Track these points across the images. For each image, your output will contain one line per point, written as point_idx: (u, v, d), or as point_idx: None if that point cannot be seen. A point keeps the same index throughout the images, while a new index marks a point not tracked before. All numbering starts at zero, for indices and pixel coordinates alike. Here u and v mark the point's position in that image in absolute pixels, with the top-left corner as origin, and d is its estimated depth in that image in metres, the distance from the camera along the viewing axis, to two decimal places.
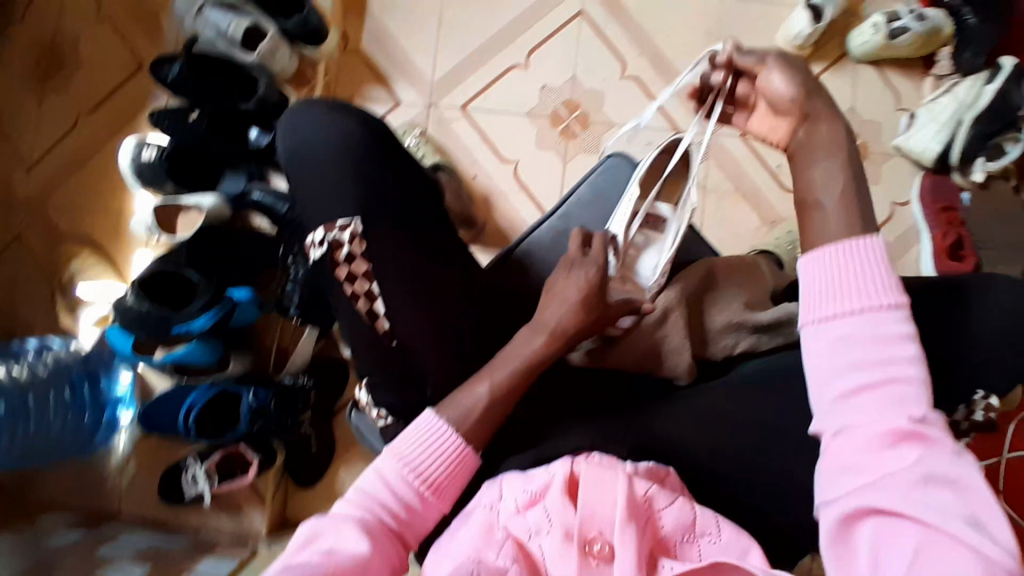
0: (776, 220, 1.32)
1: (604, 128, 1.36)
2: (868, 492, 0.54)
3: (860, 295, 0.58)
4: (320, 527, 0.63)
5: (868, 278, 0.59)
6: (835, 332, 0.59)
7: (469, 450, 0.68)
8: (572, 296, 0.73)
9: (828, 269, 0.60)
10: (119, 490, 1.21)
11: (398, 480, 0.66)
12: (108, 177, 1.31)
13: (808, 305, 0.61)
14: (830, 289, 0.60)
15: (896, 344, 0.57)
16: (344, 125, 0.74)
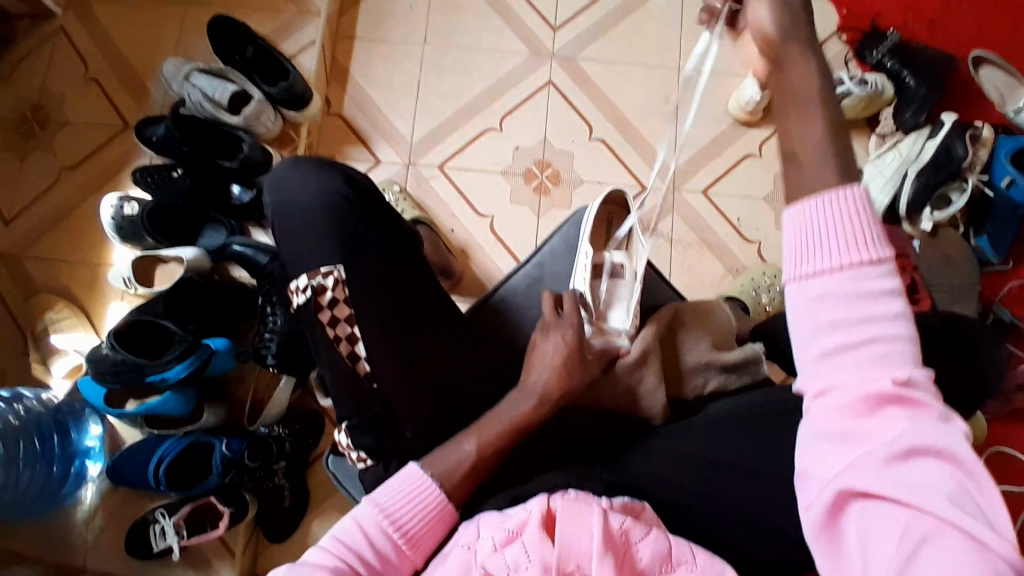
0: (741, 269, 1.39)
1: (574, 185, 1.44)
2: (853, 471, 0.48)
3: (846, 246, 0.51)
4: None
5: (855, 233, 0.52)
6: (821, 291, 0.52)
7: (450, 504, 0.70)
8: (552, 358, 0.78)
9: (812, 220, 0.53)
10: (86, 544, 1.15)
11: (376, 527, 0.66)
12: (89, 231, 1.34)
13: (788, 260, 0.54)
14: (810, 244, 0.53)
15: (881, 299, 0.51)
16: (327, 182, 0.79)
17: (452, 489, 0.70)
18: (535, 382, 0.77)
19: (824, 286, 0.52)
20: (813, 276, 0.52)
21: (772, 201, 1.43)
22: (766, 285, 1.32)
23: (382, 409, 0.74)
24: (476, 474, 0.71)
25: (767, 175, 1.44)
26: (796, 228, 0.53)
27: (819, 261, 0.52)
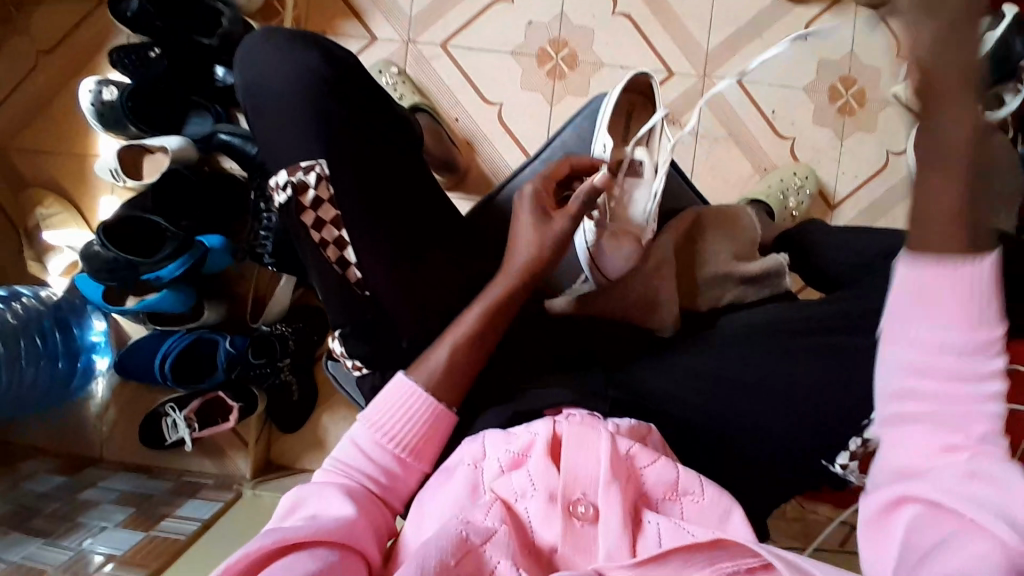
0: (770, 168, 1.28)
1: (592, 71, 1.30)
2: (916, 482, 0.45)
3: (960, 318, 0.43)
4: (302, 496, 0.60)
5: (972, 309, 0.43)
6: (913, 357, 0.44)
7: (441, 407, 0.66)
8: (528, 228, 0.72)
9: (923, 283, 0.43)
10: (101, 436, 1.24)
11: (372, 442, 0.64)
12: (69, 119, 1.25)
13: (899, 296, 0.45)
14: (923, 302, 0.44)
15: (980, 369, 0.44)
16: (305, 62, 0.69)
17: (437, 391, 0.66)
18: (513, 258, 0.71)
19: (921, 352, 0.44)
20: (910, 339, 0.44)
21: (813, 91, 1.28)
22: (795, 188, 1.23)
23: (375, 317, 0.69)
24: (460, 375, 0.67)
25: (810, 59, 1.28)
26: (908, 286, 0.44)
27: (928, 323, 0.44)
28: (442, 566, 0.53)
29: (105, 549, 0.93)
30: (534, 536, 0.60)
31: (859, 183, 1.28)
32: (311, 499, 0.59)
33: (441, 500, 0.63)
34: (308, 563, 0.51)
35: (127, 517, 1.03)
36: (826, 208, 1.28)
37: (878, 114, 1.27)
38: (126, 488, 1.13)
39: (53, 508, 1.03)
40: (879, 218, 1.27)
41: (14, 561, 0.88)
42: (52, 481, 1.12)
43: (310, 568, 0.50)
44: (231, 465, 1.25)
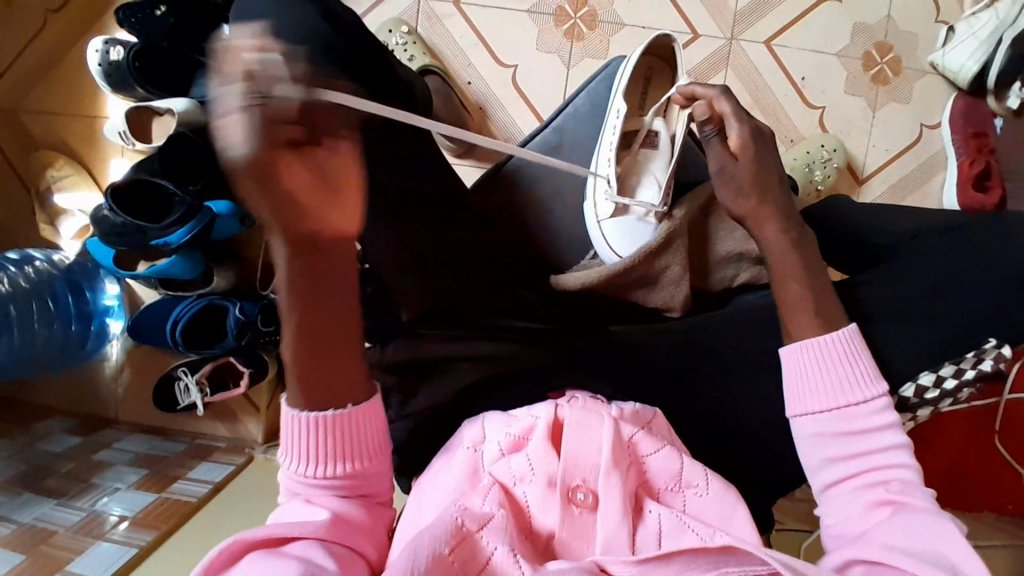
0: (796, 139, 1.22)
1: (613, 31, 1.24)
2: (857, 545, 0.55)
3: (837, 390, 0.62)
4: (277, 517, 0.58)
5: (845, 373, 0.62)
6: (810, 433, 0.62)
7: (331, 416, 0.57)
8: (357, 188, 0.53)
9: (806, 360, 0.63)
10: (117, 396, 1.27)
11: (299, 464, 0.58)
12: (79, 80, 1.23)
13: (797, 398, 0.63)
14: (802, 385, 0.63)
15: (871, 422, 0.61)
16: (300, 17, 0.66)
17: (316, 403, 0.57)
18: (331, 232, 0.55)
19: (812, 416, 0.62)
20: (801, 418, 0.63)
21: (847, 58, 1.21)
22: (822, 160, 1.18)
23: None
24: (324, 372, 0.57)
25: (845, 24, 1.21)
26: (791, 363, 0.64)
27: (808, 405, 0.62)
28: (436, 556, 0.51)
29: (120, 509, 0.97)
30: (532, 522, 0.59)
31: (890, 157, 1.21)
32: (281, 518, 0.58)
33: (438, 483, 0.63)
34: (281, 563, 0.49)
35: (141, 478, 1.06)
36: (854, 183, 1.22)
37: (914, 83, 1.20)
38: (139, 450, 1.16)
39: (71, 468, 1.06)
40: (907, 195, 1.21)
41: (25, 522, 0.92)
42: (69, 441, 1.15)
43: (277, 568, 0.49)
44: (244, 429, 1.27)
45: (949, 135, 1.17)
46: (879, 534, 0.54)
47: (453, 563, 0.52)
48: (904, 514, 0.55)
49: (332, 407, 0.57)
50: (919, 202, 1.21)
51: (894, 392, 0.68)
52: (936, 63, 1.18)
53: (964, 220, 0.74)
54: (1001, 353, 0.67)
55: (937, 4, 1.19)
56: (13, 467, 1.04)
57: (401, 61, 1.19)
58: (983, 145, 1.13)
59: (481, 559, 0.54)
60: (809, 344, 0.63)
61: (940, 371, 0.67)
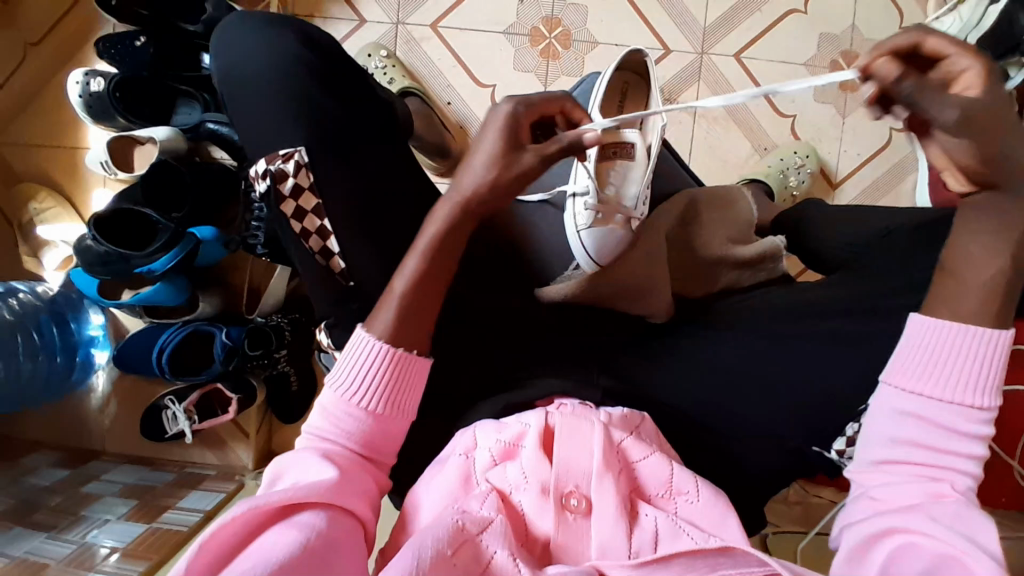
0: (771, 147, 1.25)
1: (588, 48, 1.27)
2: (900, 513, 0.55)
3: (950, 381, 0.56)
4: (284, 464, 0.60)
5: (979, 376, 0.56)
6: (906, 409, 0.57)
7: (401, 353, 0.63)
8: (491, 141, 0.62)
9: (941, 341, 0.57)
10: (104, 428, 1.26)
11: (344, 394, 0.62)
12: (60, 112, 1.24)
13: (905, 368, 0.58)
14: (932, 364, 0.57)
15: (974, 427, 0.56)
16: (280, 45, 0.68)
17: (395, 338, 0.63)
18: (465, 177, 0.63)
19: (917, 396, 0.57)
20: (900, 392, 0.58)
21: (815, 67, 1.25)
22: (796, 166, 1.21)
23: (363, 306, 0.68)
24: (425, 292, 0.64)
25: (812, 34, 1.25)
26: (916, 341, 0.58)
27: (922, 386, 0.57)
28: (439, 557, 0.52)
29: (110, 541, 0.95)
30: (529, 528, 0.60)
31: (861, 162, 1.25)
32: (291, 467, 0.59)
33: (433, 490, 0.63)
34: (291, 534, 0.50)
35: (131, 509, 1.05)
36: (828, 187, 1.25)
37: None
38: (127, 481, 1.14)
39: (58, 502, 1.04)
40: (883, 197, 1.24)
41: (15, 556, 0.89)
42: (56, 475, 1.13)
43: (287, 538, 0.50)
44: (234, 456, 1.25)
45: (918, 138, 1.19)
46: (928, 509, 0.54)
47: (454, 564, 0.53)
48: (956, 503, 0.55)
49: (403, 346, 0.63)
50: (894, 203, 1.24)
51: None
52: None
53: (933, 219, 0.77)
54: None
55: (901, 12, 1.23)
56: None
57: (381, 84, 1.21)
58: None
59: (482, 562, 0.55)
60: (953, 329, 0.56)
61: None
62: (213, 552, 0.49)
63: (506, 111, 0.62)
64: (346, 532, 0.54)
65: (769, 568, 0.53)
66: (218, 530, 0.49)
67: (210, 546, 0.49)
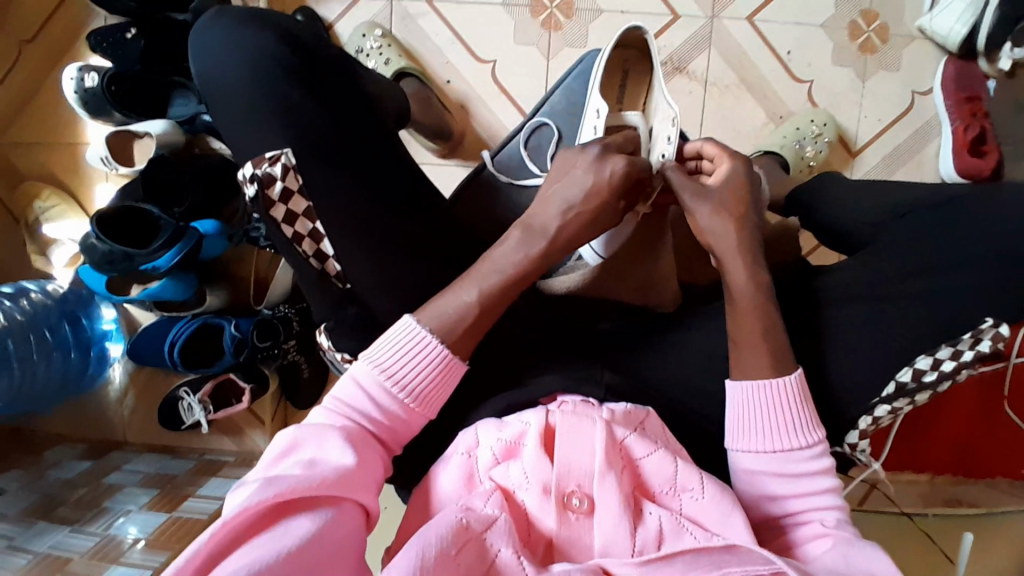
0: (785, 115, 1.20)
1: (591, 17, 1.21)
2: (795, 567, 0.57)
3: (780, 434, 0.62)
4: (301, 435, 0.57)
5: (792, 418, 0.63)
6: (752, 467, 0.63)
7: (455, 360, 0.63)
8: (589, 197, 0.67)
9: (747, 398, 0.63)
10: (123, 420, 1.29)
11: (382, 380, 0.61)
12: (58, 109, 1.23)
13: (735, 435, 0.64)
14: (746, 423, 0.63)
15: (810, 464, 0.62)
16: (260, 45, 0.67)
17: (457, 346, 0.63)
18: (539, 220, 0.67)
19: (754, 451, 0.63)
20: (743, 455, 0.64)
21: (832, 28, 1.18)
22: (812, 136, 1.15)
23: (360, 309, 0.67)
24: (491, 307, 0.64)
25: None
26: (732, 406, 0.64)
27: (752, 443, 0.63)
28: (441, 556, 0.52)
29: (134, 532, 0.99)
30: (532, 527, 0.59)
31: (883, 127, 1.19)
32: (310, 441, 0.57)
33: (437, 488, 0.62)
34: (304, 526, 0.50)
35: (152, 500, 1.08)
36: (846, 156, 1.19)
37: (904, 49, 1.17)
38: (149, 470, 1.17)
39: (82, 495, 1.08)
40: (904, 163, 1.19)
41: (41, 551, 0.92)
42: (80, 467, 1.17)
43: (302, 532, 0.50)
44: (251, 442, 1.28)
45: (941, 101, 1.14)
46: (817, 557, 0.56)
47: (457, 563, 0.53)
48: (838, 541, 0.58)
49: (458, 355, 0.63)
50: (916, 170, 1.18)
51: (889, 379, 0.67)
52: (924, 27, 1.15)
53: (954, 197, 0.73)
54: (998, 332, 0.65)
55: None
56: (24, 497, 1.05)
57: (377, 65, 1.18)
58: (977, 110, 1.12)
59: (486, 560, 0.55)
60: (750, 390, 0.63)
61: (937, 354, 0.66)
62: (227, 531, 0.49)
63: (625, 164, 0.68)
64: (355, 528, 0.54)
65: (774, 567, 0.53)
66: (233, 518, 0.50)
67: (229, 526, 0.50)
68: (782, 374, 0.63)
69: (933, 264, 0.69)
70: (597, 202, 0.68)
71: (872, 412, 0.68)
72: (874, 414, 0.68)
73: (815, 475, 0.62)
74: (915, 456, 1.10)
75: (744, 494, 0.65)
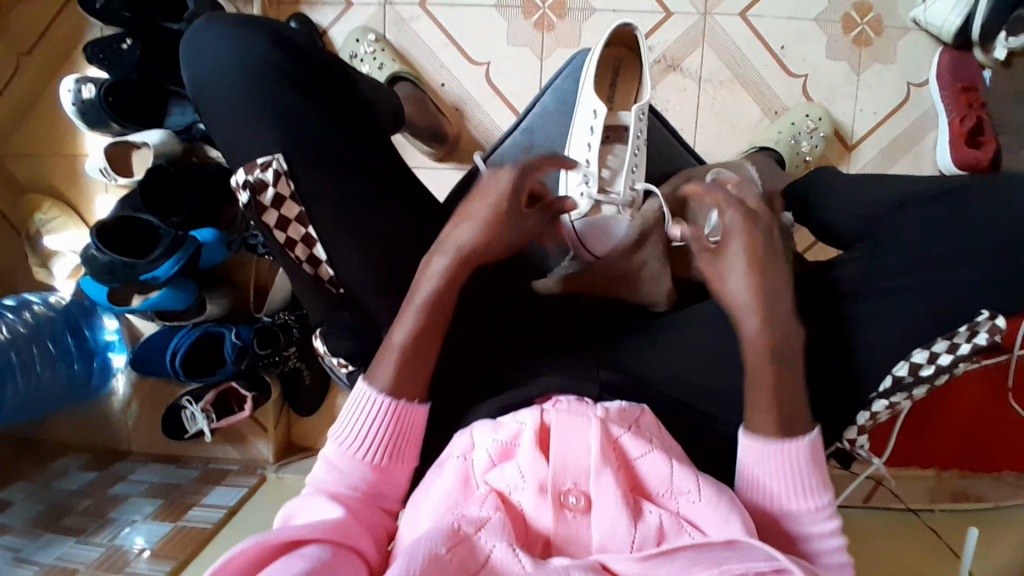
0: (781, 110, 1.19)
1: (583, 16, 1.21)
2: None
3: (793, 493, 0.62)
4: (293, 508, 0.61)
5: (805, 480, 0.62)
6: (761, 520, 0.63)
7: (404, 406, 0.63)
8: (486, 206, 0.65)
9: (762, 460, 0.62)
10: (128, 429, 1.29)
11: (348, 445, 0.63)
12: (58, 121, 1.24)
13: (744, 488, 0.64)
14: (761, 482, 0.63)
15: (820, 523, 0.62)
16: (250, 52, 0.67)
17: (398, 387, 0.63)
18: (454, 235, 0.64)
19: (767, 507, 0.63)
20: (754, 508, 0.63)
21: (826, 21, 1.18)
22: (808, 130, 1.15)
23: (354, 313, 0.69)
24: (437, 323, 0.64)
25: None
26: (751, 463, 0.63)
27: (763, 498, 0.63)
28: (433, 557, 0.52)
29: (140, 541, 0.99)
30: (529, 525, 0.59)
31: (879, 120, 1.18)
32: (302, 510, 0.60)
33: (433, 491, 0.62)
34: (296, 562, 0.51)
35: (157, 508, 1.08)
36: (842, 150, 1.19)
37: (898, 41, 1.17)
38: (153, 479, 1.18)
39: (88, 505, 1.08)
40: (900, 156, 1.18)
41: (45, 563, 0.93)
42: (85, 477, 1.17)
43: (298, 565, 0.50)
44: (254, 450, 1.28)
45: (937, 93, 1.14)
46: None
47: (451, 563, 0.53)
48: None
49: (405, 398, 0.63)
50: (913, 162, 1.18)
51: (887, 372, 0.68)
52: (918, 19, 1.14)
53: (946, 188, 0.73)
54: (995, 324, 0.66)
55: None
56: (31, 508, 1.06)
57: (371, 70, 1.18)
58: (974, 100, 1.11)
59: (481, 558, 0.54)
60: (770, 449, 0.62)
61: (934, 347, 0.67)
62: None
63: (512, 175, 0.65)
64: (354, 563, 0.54)
65: (777, 565, 0.53)
66: (223, 566, 0.50)
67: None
68: (799, 436, 0.62)
69: (926, 255, 0.69)
70: (499, 209, 0.64)
71: (870, 404, 0.70)
72: (872, 408, 0.70)
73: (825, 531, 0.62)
74: (919, 446, 1.11)
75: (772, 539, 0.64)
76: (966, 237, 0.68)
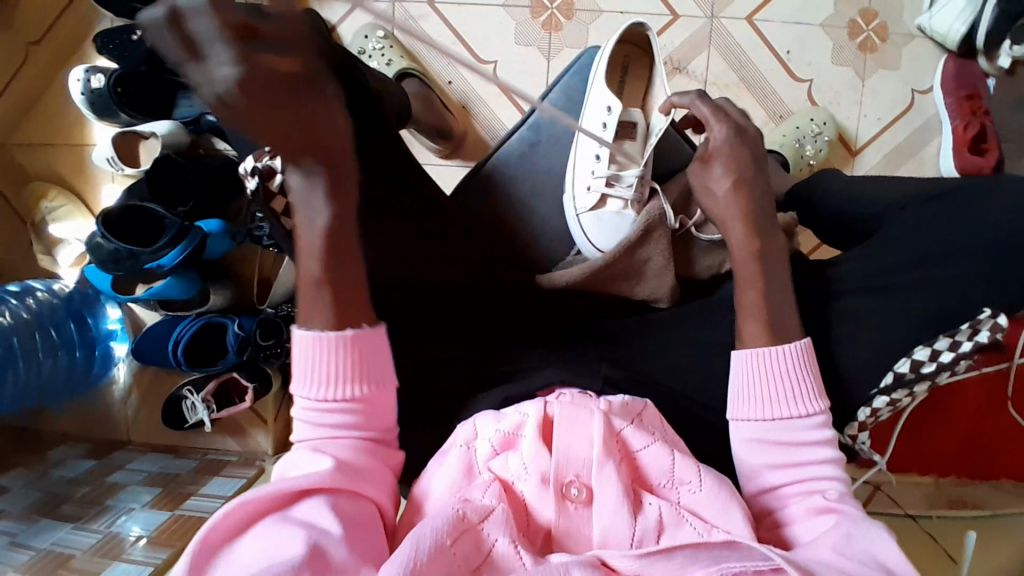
0: (786, 115, 1.20)
1: (591, 18, 1.22)
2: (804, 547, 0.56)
3: (783, 402, 0.63)
4: (288, 466, 0.61)
5: (794, 385, 0.64)
6: (752, 437, 0.64)
7: (351, 335, 0.61)
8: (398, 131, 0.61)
9: (754, 367, 0.65)
10: (127, 418, 1.29)
11: (312, 392, 0.61)
12: (65, 110, 1.25)
13: (738, 401, 0.65)
14: (748, 392, 0.65)
15: (811, 433, 0.63)
16: None
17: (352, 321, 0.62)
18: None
19: (759, 421, 0.64)
20: (745, 423, 0.65)
21: (832, 27, 1.18)
22: (812, 134, 1.15)
23: None
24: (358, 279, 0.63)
25: None
26: (742, 369, 0.65)
27: (751, 410, 0.64)
28: (439, 546, 0.52)
29: (138, 529, 0.99)
30: (531, 516, 0.59)
31: (883, 126, 1.19)
32: (295, 465, 0.61)
33: (436, 478, 0.62)
34: (286, 527, 0.53)
35: (155, 497, 1.08)
36: (847, 155, 1.20)
37: (903, 48, 1.17)
38: (152, 469, 1.18)
39: (86, 493, 1.08)
40: (904, 163, 1.19)
41: (43, 548, 0.93)
42: (84, 465, 1.17)
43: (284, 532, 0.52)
44: (254, 442, 1.28)
45: (941, 99, 1.15)
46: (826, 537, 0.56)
47: (453, 554, 0.53)
48: (840, 518, 0.58)
49: (351, 326, 0.62)
50: (915, 168, 1.19)
51: (888, 369, 0.68)
52: (923, 26, 1.15)
53: (949, 189, 0.73)
54: (996, 322, 0.66)
55: None
56: (29, 495, 1.06)
57: (379, 66, 1.19)
58: (977, 107, 1.12)
59: (483, 551, 0.55)
60: (759, 353, 0.65)
61: (935, 344, 0.67)
62: (217, 548, 0.52)
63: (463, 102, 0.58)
64: (347, 517, 0.55)
65: (775, 564, 0.52)
66: (212, 530, 0.52)
67: (208, 542, 0.52)
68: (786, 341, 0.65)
69: (929, 255, 0.70)
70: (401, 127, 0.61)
71: (871, 401, 0.70)
72: (872, 405, 0.70)
73: (819, 443, 0.63)
74: (916, 449, 1.12)
75: (742, 463, 0.66)
76: (969, 237, 0.69)
